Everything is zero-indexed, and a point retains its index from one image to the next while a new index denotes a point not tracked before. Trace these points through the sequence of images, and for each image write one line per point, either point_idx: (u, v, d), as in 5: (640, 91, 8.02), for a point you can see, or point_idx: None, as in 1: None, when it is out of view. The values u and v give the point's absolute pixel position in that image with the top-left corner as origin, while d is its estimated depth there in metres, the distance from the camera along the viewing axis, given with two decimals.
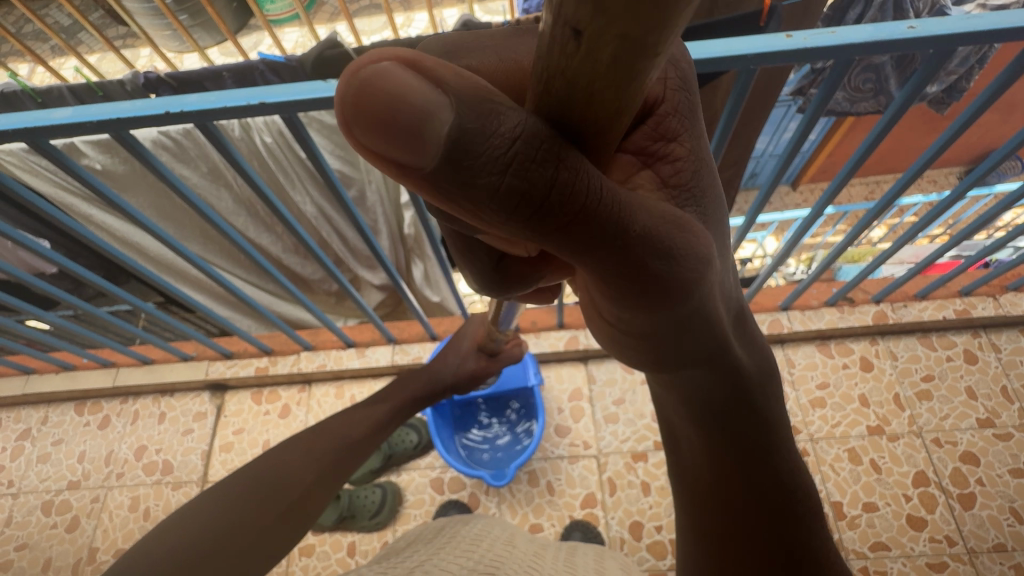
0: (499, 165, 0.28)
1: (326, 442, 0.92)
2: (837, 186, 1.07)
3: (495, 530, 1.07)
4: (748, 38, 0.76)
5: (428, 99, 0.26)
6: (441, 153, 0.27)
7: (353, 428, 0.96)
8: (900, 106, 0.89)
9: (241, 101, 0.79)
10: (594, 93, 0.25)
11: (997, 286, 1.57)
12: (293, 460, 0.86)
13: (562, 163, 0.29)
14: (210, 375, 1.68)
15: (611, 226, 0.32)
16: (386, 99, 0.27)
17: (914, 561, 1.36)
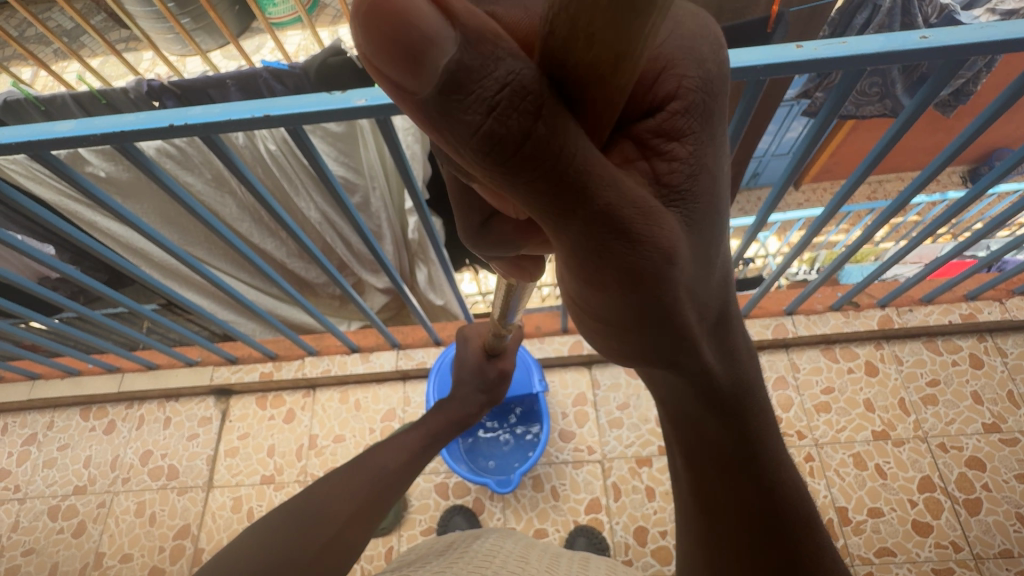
0: (484, 106, 0.26)
1: (366, 474, 1.02)
2: (846, 193, 1.07)
3: (506, 543, 1.07)
4: (757, 49, 0.75)
5: (439, 41, 0.24)
6: (435, 84, 0.25)
7: (391, 458, 1.06)
8: (911, 114, 0.88)
9: (246, 113, 0.79)
10: (595, 35, 0.23)
11: (1004, 290, 1.57)
12: (334, 495, 0.96)
13: (541, 119, 0.27)
14: (215, 381, 1.68)
15: (573, 196, 0.30)
16: (392, 16, 0.24)
17: (920, 567, 1.36)
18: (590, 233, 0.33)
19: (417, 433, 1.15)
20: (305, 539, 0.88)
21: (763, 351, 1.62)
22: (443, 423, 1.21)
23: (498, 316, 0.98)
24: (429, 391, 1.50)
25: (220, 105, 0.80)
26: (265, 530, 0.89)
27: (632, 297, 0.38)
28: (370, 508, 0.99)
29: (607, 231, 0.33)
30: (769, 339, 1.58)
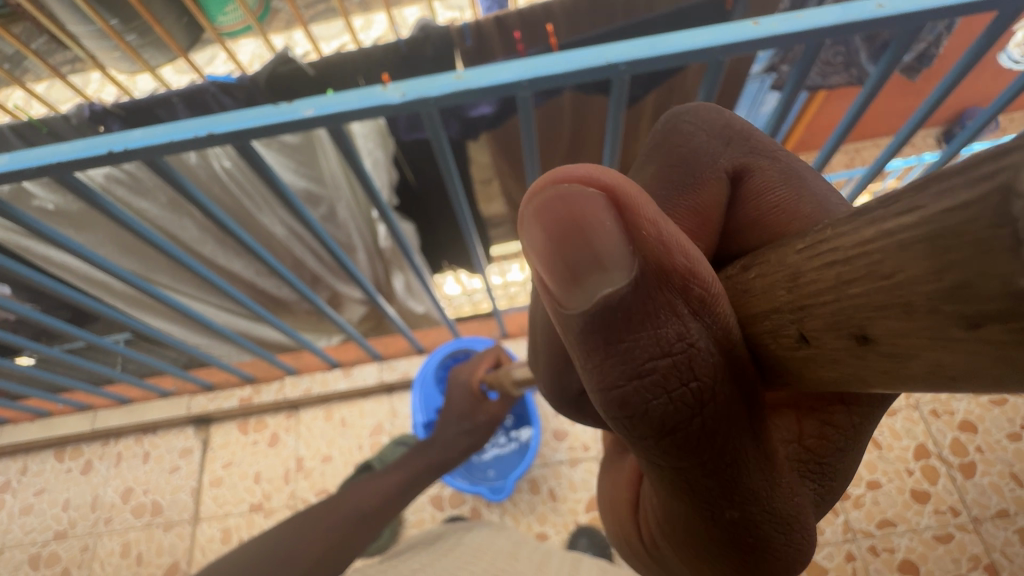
0: (651, 347, 0.34)
1: (339, 513, 0.99)
2: (826, 156, 1.05)
3: (499, 542, 1.14)
4: (711, 28, 0.73)
5: (606, 264, 0.32)
6: (579, 280, 0.33)
7: (369, 498, 1.04)
8: (877, 81, 0.86)
9: (187, 133, 0.73)
10: (884, 367, 0.28)
11: None
12: (304, 535, 0.92)
13: (665, 362, 0.35)
14: (193, 410, 1.63)
15: (672, 429, 0.37)
16: (573, 224, 0.32)
17: (921, 535, 1.36)
18: (719, 472, 0.41)
19: (397, 474, 1.12)
20: (280, 564, 0.85)
21: None
22: (421, 466, 1.16)
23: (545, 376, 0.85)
24: (414, 407, 1.39)
25: (161, 126, 0.75)
26: (248, 557, 0.86)
27: (728, 516, 0.44)
28: (349, 545, 0.95)
29: (725, 471, 0.41)
30: None
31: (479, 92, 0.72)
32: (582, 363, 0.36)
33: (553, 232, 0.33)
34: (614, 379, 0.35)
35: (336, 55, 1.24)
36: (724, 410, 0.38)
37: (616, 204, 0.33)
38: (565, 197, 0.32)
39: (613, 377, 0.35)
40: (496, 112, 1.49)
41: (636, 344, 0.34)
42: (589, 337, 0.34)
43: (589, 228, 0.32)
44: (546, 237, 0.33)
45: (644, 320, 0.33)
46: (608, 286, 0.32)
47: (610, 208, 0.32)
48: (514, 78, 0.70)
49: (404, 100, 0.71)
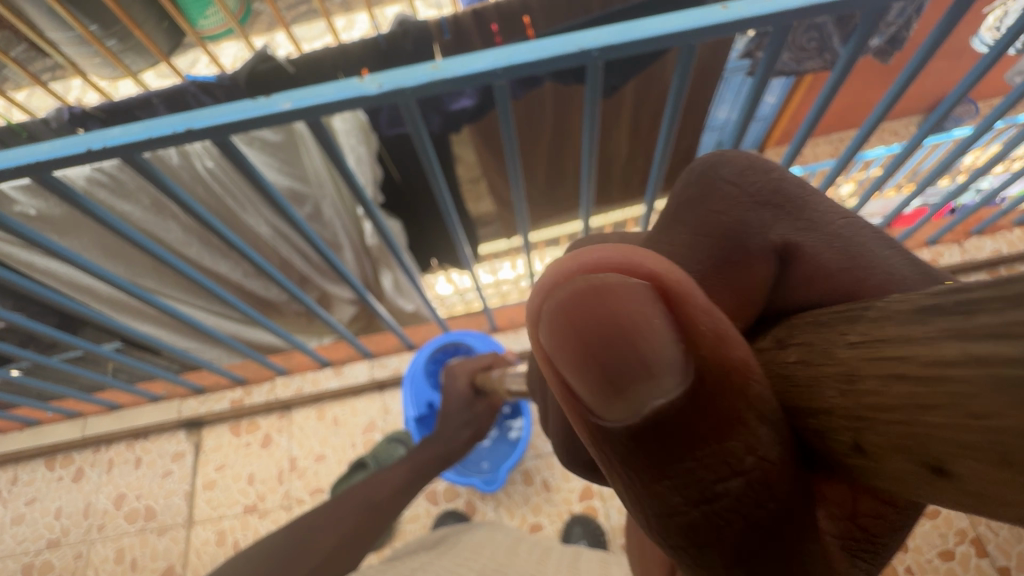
0: (707, 455, 0.30)
1: (350, 508, 1.02)
2: (800, 142, 1.06)
3: (498, 539, 1.14)
4: (682, 13, 0.74)
5: (655, 373, 0.28)
6: (625, 390, 0.29)
7: (376, 492, 1.06)
8: (846, 63, 0.87)
9: (165, 129, 0.74)
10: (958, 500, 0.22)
11: (963, 231, 1.61)
12: (323, 522, 0.98)
13: (718, 468, 0.31)
14: (184, 414, 1.63)
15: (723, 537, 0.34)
16: (611, 328, 0.29)
17: None
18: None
19: (401, 468, 1.12)
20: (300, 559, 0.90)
21: None
22: (428, 458, 1.17)
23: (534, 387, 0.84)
24: (406, 401, 1.36)
25: (139, 123, 0.75)
26: (267, 551, 0.91)
27: None
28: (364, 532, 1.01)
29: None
30: None
31: (455, 81, 0.72)
32: (628, 479, 0.33)
33: (591, 341, 0.29)
34: (660, 487, 0.32)
35: (316, 51, 1.24)
36: (780, 516, 0.34)
37: (665, 302, 0.29)
38: (600, 293, 0.29)
39: (657, 485, 0.32)
40: (477, 104, 1.48)
41: (687, 455, 0.30)
42: (630, 448, 0.30)
43: (623, 340, 0.29)
44: (585, 341, 0.29)
45: (704, 431, 0.30)
46: (656, 396, 0.29)
47: (659, 307, 0.29)
48: (489, 66, 0.70)
49: (380, 92, 0.71)
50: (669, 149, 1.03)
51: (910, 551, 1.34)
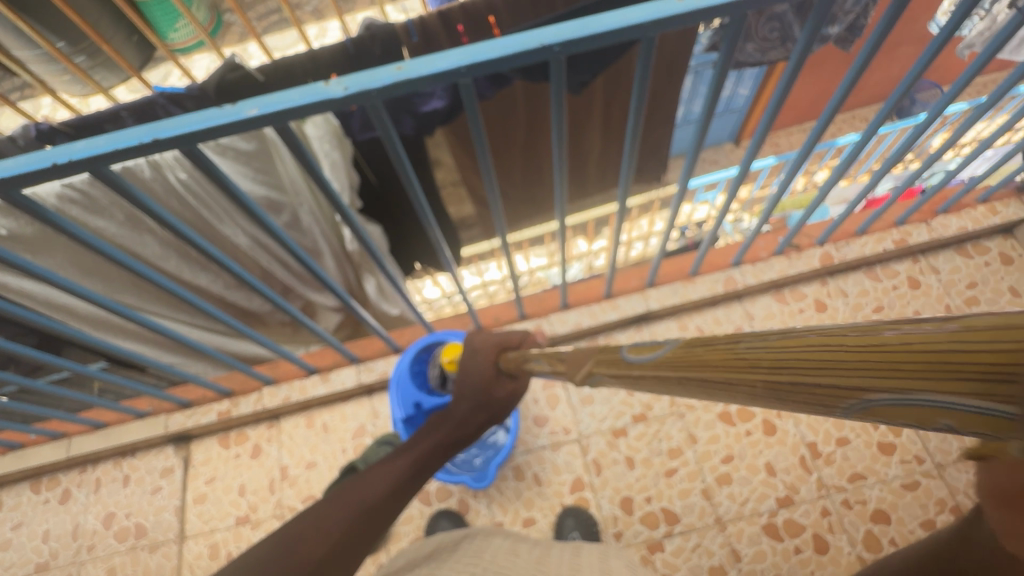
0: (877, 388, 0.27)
1: (342, 514, 0.76)
2: (761, 135, 1.09)
3: (495, 539, 1.12)
4: (639, 7, 0.76)
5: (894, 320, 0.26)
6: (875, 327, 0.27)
7: (374, 490, 0.81)
8: (802, 50, 0.91)
9: (132, 140, 0.74)
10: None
11: (929, 211, 1.66)
12: (299, 534, 0.72)
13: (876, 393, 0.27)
14: (170, 428, 1.61)
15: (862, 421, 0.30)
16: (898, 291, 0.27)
17: (890, 485, 1.42)
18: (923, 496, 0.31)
19: (403, 461, 0.89)
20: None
21: (717, 306, 1.66)
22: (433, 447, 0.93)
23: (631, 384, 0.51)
24: (392, 403, 1.36)
25: (103, 136, 0.75)
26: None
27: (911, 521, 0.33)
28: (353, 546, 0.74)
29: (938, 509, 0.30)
30: (721, 293, 1.62)
31: (421, 82, 0.73)
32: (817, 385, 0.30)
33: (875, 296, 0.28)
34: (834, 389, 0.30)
35: (284, 58, 1.25)
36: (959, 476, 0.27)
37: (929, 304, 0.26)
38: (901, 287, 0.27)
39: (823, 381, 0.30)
40: (449, 105, 1.48)
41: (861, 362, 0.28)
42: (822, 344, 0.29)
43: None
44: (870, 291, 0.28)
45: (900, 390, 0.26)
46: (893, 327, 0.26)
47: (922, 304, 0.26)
48: (452, 65, 0.72)
49: (347, 94, 0.72)
50: (637, 145, 1.05)
51: (893, 524, 1.38)
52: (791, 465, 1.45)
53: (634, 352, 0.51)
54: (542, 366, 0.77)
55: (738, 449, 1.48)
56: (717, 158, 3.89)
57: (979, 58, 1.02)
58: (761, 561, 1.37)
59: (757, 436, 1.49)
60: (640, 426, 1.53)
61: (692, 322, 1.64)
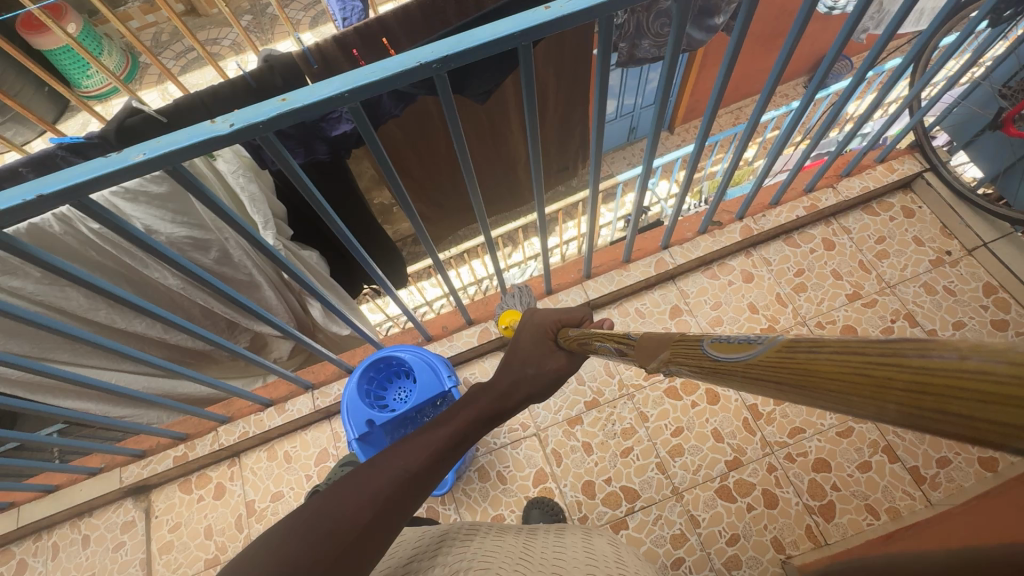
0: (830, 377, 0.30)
1: (378, 480, 0.72)
2: (656, 133, 1.16)
3: (507, 537, 0.97)
4: (510, 17, 0.78)
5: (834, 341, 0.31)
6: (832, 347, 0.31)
7: (412, 457, 0.75)
8: (675, 46, 0.99)
9: (16, 199, 0.74)
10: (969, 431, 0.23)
11: (834, 176, 1.80)
12: (345, 500, 0.69)
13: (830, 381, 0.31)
14: (126, 481, 1.58)
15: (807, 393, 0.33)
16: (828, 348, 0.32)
17: (827, 434, 1.51)
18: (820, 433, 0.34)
19: (445, 428, 0.82)
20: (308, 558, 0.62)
21: (653, 289, 1.74)
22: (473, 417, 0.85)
23: (724, 381, 0.46)
24: (345, 424, 1.36)
25: None
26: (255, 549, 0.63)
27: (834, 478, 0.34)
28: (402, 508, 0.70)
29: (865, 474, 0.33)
30: (654, 275, 1.71)
31: (306, 110, 0.76)
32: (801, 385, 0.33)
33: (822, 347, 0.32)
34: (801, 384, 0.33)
35: (185, 96, 1.24)
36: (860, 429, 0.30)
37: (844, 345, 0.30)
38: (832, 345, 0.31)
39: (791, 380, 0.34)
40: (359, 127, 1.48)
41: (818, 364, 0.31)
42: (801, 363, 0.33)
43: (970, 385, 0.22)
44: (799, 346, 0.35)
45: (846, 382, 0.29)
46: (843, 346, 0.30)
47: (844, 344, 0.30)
48: (335, 92, 0.76)
49: (233, 130, 0.75)
50: (540, 148, 1.10)
51: (833, 470, 1.47)
52: (736, 429, 1.54)
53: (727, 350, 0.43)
54: (608, 349, 0.76)
55: (686, 420, 1.57)
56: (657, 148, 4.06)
57: (842, 31, 1.15)
58: (718, 523, 1.44)
59: (701, 405, 1.58)
60: (593, 412, 1.60)
61: (631, 306, 1.72)
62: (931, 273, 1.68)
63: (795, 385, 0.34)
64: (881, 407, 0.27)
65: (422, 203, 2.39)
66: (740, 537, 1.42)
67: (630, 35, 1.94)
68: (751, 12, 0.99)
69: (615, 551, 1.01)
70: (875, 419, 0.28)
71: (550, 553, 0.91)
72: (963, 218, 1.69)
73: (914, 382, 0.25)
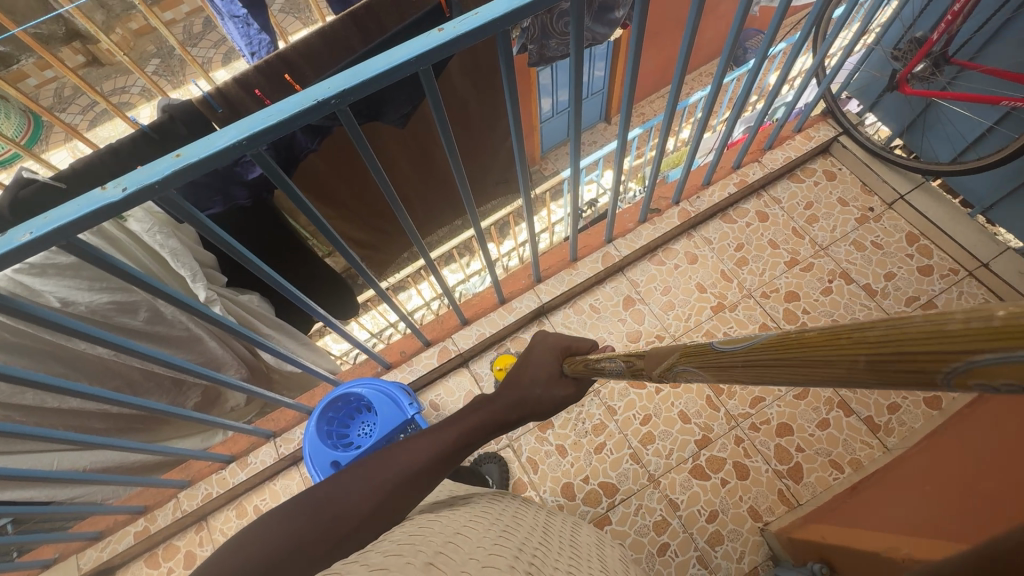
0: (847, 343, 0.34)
1: (386, 469, 0.79)
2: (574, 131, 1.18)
3: (522, 508, 0.95)
4: (405, 44, 0.77)
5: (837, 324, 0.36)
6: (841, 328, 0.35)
7: (418, 456, 0.80)
8: (576, 46, 1.00)
9: None
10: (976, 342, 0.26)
11: (758, 150, 1.87)
12: (348, 490, 0.76)
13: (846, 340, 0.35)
14: (86, 567, 1.49)
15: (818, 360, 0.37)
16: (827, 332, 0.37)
17: (785, 399, 1.57)
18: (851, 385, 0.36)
19: (452, 429, 0.87)
20: (322, 530, 0.71)
21: (605, 284, 1.77)
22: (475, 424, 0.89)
23: (732, 375, 0.52)
24: (311, 471, 1.32)
25: None
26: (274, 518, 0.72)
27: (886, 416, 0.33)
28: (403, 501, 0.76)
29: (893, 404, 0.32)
30: (603, 270, 1.73)
31: (204, 163, 0.74)
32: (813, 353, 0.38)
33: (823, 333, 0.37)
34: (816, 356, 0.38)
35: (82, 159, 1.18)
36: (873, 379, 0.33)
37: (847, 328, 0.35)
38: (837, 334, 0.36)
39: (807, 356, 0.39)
40: None
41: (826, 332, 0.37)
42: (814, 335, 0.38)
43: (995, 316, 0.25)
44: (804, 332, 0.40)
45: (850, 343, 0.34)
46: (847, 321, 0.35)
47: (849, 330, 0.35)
48: (232, 141, 0.73)
49: (127, 194, 0.71)
50: (457, 148, 1.12)
51: (796, 432, 1.53)
52: (701, 408, 1.58)
53: (726, 343, 0.52)
54: (618, 366, 0.81)
55: (653, 407, 1.59)
56: (597, 139, 4.13)
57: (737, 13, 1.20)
58: (696, 503, 1.47)
59: (665, 390, 1.61)
60: (562, 414, 1.61)
61: (585, 303, 1.74)
62: (859, 231, 1.77)
63: (790, 360, 0.41)
64: (853, 362, 0.34)
65: (364, 229, 2.36)
66: (719, 513, 1.46)
67: (538, 37, 1.98)
68: (646, 4, 1.02)
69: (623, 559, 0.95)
70: (848, 372, 0.35)
71: (566, 552, 0.82)
72: (879, 174, 1.80)
73: (886, 334, 0.32)
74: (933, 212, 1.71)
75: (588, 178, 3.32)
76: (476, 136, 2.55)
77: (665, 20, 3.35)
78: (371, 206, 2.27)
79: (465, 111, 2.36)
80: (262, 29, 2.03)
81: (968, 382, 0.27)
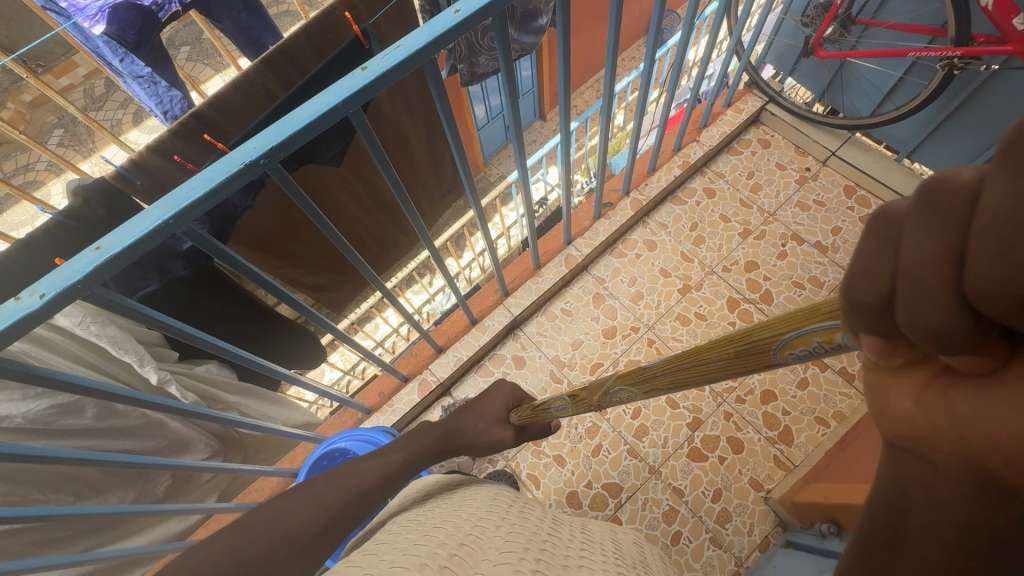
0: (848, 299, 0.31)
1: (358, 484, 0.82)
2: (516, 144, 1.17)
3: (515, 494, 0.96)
4: (330, 89, 0.73)
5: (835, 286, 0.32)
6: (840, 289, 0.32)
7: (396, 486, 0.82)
8: (505, 60, 0.99)
9: None
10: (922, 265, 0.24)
11: (694, 130, 1.91)
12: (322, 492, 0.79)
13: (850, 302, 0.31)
14: None
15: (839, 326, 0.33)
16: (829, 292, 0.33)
17: (763, 366, 1.61)
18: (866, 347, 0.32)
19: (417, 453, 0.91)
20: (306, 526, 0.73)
21: (572, 285, 1.76)
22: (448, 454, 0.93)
23: (655, 386, 0.66)
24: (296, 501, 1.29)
25: None
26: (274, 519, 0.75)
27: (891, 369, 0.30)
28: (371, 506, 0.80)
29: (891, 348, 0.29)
30: (568, 272, 1.72)
31: (130, 252, 0.67)
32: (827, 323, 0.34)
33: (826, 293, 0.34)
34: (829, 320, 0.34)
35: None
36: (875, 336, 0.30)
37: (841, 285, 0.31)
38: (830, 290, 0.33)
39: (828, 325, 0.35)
40: None
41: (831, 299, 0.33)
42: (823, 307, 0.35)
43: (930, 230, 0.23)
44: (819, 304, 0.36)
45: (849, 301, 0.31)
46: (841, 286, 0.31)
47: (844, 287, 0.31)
48: (157, 221, 0.67)
49: (47, 300, 0.64)
50: (396, 175, 1.08)
51: (779, 397, 1.57)
52: (687, 391, 1.60)
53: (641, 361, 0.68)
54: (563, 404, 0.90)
55: (641, 399, 1.60)
56: (536, 138, 4.15)
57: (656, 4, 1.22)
58: (699, 485, 1.49)
59: None
60: None
61: (556, 307, 1.74)
62: (801, 192, 1.84)
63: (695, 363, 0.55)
64: (726, 355, 0.50)
65: (316, 272, 2.28)
66: (723, 490, 1.47)
67: (466, 55, 1.97)
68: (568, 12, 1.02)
69: (639, 548, 0.93)
70: (729, 361, 0.50)
71: (576, 538, 0.81)
72: (809, 136, 1.87)
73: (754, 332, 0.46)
74: (865, 163, 1.79)
75: (535, 177, 3.32)
76: (417, 158, 2.50)
77: (584, 14, 3.40)
78: (320, 247, 2.19)
79: (402, 136, 2.32)
80: (171, 85, 1.93)
81: (788, 353, 0.43)
